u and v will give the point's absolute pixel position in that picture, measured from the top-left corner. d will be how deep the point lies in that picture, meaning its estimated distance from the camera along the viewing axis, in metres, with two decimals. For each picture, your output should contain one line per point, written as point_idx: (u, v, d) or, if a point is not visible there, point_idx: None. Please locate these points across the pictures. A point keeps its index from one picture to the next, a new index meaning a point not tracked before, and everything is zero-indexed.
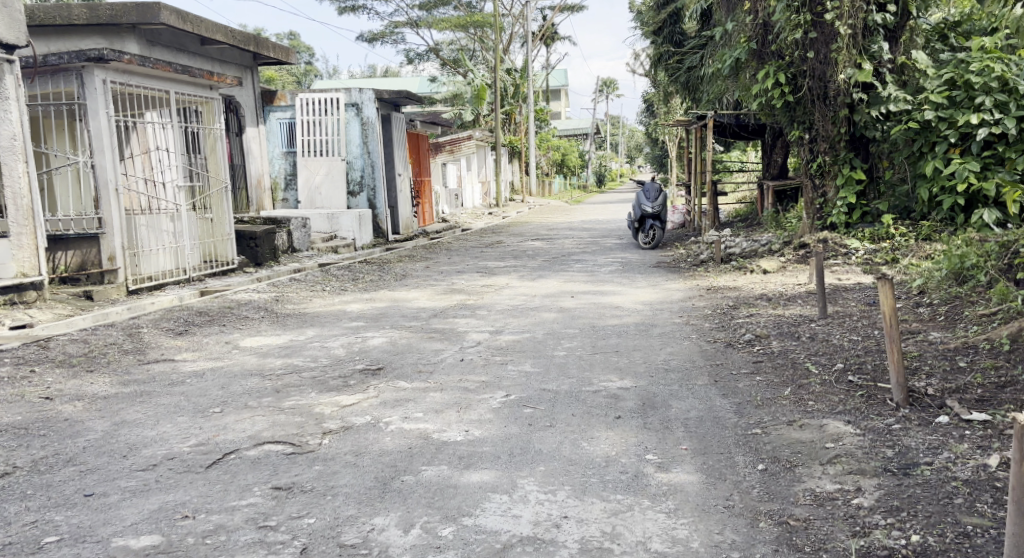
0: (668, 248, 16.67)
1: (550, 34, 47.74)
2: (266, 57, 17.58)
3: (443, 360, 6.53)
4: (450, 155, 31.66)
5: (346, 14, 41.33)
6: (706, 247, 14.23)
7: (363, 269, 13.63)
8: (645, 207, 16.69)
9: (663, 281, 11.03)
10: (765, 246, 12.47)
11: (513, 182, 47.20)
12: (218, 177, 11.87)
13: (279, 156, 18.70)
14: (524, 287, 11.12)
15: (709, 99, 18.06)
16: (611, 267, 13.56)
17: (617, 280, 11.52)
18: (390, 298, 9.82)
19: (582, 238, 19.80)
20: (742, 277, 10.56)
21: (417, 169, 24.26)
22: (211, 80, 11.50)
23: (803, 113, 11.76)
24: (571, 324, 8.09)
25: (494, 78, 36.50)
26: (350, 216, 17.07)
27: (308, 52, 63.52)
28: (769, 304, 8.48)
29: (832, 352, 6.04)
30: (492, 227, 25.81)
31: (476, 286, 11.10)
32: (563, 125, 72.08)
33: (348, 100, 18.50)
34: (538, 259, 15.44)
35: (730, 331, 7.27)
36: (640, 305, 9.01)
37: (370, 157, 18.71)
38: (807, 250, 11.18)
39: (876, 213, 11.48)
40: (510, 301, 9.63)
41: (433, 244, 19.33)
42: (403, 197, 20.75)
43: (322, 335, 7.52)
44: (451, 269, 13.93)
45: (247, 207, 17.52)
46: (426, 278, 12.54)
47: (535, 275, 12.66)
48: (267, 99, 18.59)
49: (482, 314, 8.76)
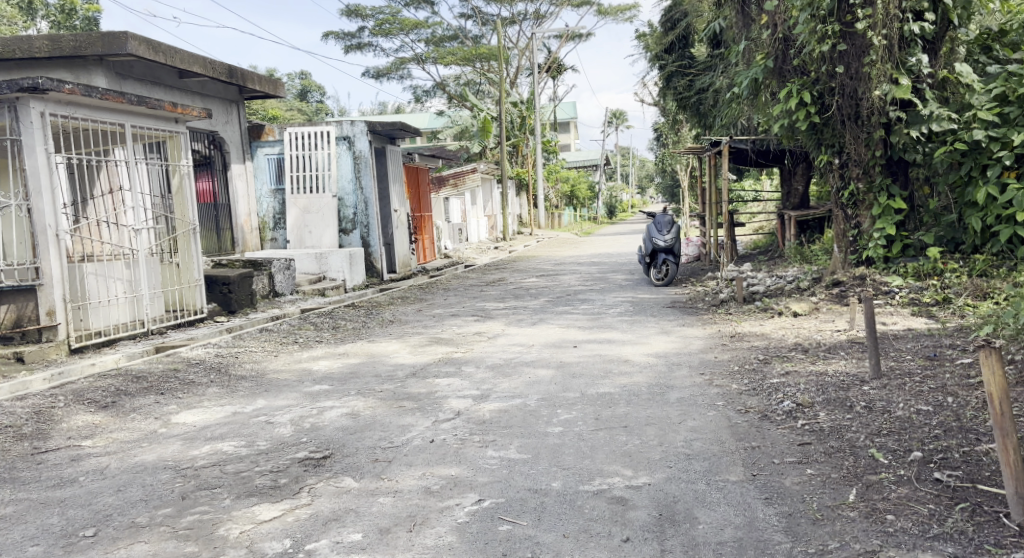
0: (684, 284, 15.41)
1: (557, 66, 46.95)
2: (252, 90, 16.46)
3: (410, 439, 5.29)
4: (454, 189, 30.57)
5: (351, 50, 40.64)
6: (725, 284, 12.98)
7: (348, 314, 12.41)
8: (657, 241, 15.41)
9: (680, 326, 9.76)
10: (792, 283, 11.20)
11: (522, 215, 46.13)
12: (185, 219, 10.61)
13: (268, 194, 17.58)
14: (523, 334, 9.89)
15: (723, 125, 16.94)
16: (622, 307, 12.30)
17: (627, 324, 10.27)
18: (368, 352, 8.60)
19: (591, 274, 18.60)
20: (772, 321, 9.29)
21: (416, 204, 23.15)
22: (174, 111, 10.14)
23: (836, 135, 10.45)
24: (572, 384, 6.85)
25: (500, 111, 35.59)
26: (341, 255, 15.90)
27: (319, 92, 63.22)
28: (805, 356, 7.23)
29: (900, 432, 4.82)
30: (496, 263, 24.64)
31: (469, 334, 9.90)
32: (572, 157, 71.21)
33: (340, 133, 17.47)
34: (542, 299, 14.24)
35: (765, 395, 6.02)
36: (653, 357, 7.78)
37: (363, 193, 17.60)
38: (845, 288, 9.88)
39: (919, 246, 10.17)
40: (504, 353, 8.39)
41: (431, 283, 18.13)
42: (401, 234, 19.59)
43: (273, 406, 6.31)
44: (446, 313, 12.71)
45: (233, 247, 16.41)
46: (417, 324, 11.36)
47: (537, 318, 11.44)
48: (254, 134, 17.26)
49: (471, 372, 7.53)
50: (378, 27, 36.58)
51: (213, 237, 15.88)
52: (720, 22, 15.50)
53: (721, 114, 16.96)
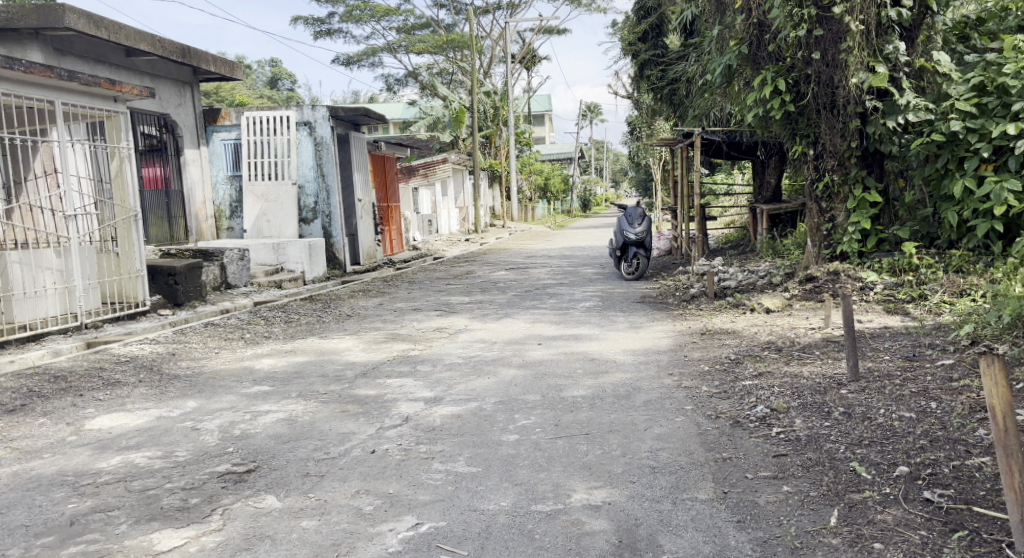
0: (654, 279, 15.01)
1: (531, 57, 46.38)
2: (206, 72, 16.40)
3: (349, 449, 4.82)
4: (424, 180, 30.02)
5: (321, 38, 39.85)
6: (696, 278, 12.58)
7: (303, 308, 11.87)
8: (627, 234, 14.99)
9: (649, 322, 9.35)
10: (765, 278, 10.83)
11: (494, 207, 45.61)
12: (125, 204, 10.31)
13: (224, 180, 17.29)
14: (485, 329, 9.42)
15: (696, 116, 16.54)
16: (591, 302, 11.88)
17: (594, 319, 9.85)
18: (318, 349, 8.12)
19: (560, 268, 18.16)
20: (742, 318, 8.91)
21: (383, 195, 22.60)
22: (111, 88, 9.75)
23: (812, 124, 9.92)
24: (532, 384, 6.40)
25: (472, 102, 35.04)
26: (300, 245, 15.35)
27: (291, 80, 62.27)
28: (778, 356, 6.83)
29: (882, 442, 4.38)
30: (465, 255, 24.13)
31: (428, 330, 9.42)
32: (546, 150, 70.74)
33: (300, 119, 17.08)
34: (509, 292, 13.77)
35: (736, 398, 5.60)
36: (619, 354, 7.35)
37: (324, 181, 17.21)
38: (819, 284, 9.45)
39: (894, 241, 9.75)
40: (463, 349, 7.93)
41: (396, 275, 17.60)
42: (365, 224, 19.03)
43: (204, 410, 5.82)
44: (407, 307, 12.20)
45: (187, 236, 16.29)
46: (375, 319, 10.86)
47: (501, 313, 10.98)
48: (210, 118, 17.04)
49: (426, 370, 7.06)
50: (348, 15, 35.84)
51: (166, 225, 15.71)
52: (694, 9, 15.07)
53: (694, 104, 16.56)
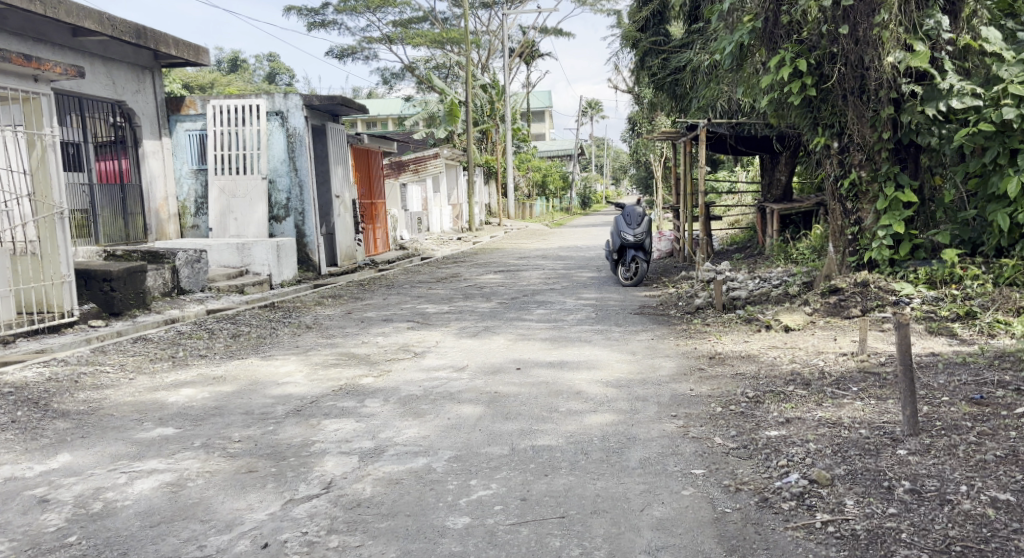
0: (654, 284, 13.72)
1: (531, 52, 45.02)
2: (169, 56, 15.32)
3: (233, 543, 3.64)
4: (414, 176, 28.74)
5: (315, 30, 38.58)
6: (702, 286, 11.29)
7: (259, 318, 10.61)
8: (625, 236, 13.72)
9: (647, 340, 8.07)
10: (780, 289, 9.53)
11: (490, 205, 44.24)
12: (49, 200, 9.09)
13: (189, 174, 16.09)
14: (457, 349, 8.12)
15: (701, 107, 15.30)
16: (582, 313, 10.58)
17: (583, 335, 8.58)
18: (253, 375, 6.87)
19: (554, 271, 16.86)
20: (754, 338, 7.62)
21: (367, 191, 21.31)
22: (30, 66, 8.65)
23: (839, 112, 8.56)
24: (498, 428, 5.12)
25: (467, 97, 33.82)
26: (266, 246, 14.06)
27: (288, 75, 60.95)
28: (808, 392, 5.51)
29: (977, 549, 3.30)
30: (456, 256, 22.79)
31: (391, 349, 8.13)
32: (546, 147, 69.31)
33: (271, 108, 15.84)
34: (493, 299, 12.47)
35: (759, 459, 4.30)
36: (610, 386, 6.07)
37: (296, 175, 15.92)
38: (845, 297, 8.09)
39: (931, 247, 8.33)
40: (423, 377, 6.66)
41: (374, 278, 16.28)
42: (344, 222, 17.66)
43: (72, 469, 4.59)
44: (377, 316, 10.92)
45: (145, 234, 15.12)
46: (337, 333, 9.57)
47: (480, 326, 9.69)
48: (173, 107, 15.86)
49: (373, 407, 5.79)
50: (342, 5, 34.54)
51: (120, 222, 14.53)
52: None
53: (699, 94, 15.29)
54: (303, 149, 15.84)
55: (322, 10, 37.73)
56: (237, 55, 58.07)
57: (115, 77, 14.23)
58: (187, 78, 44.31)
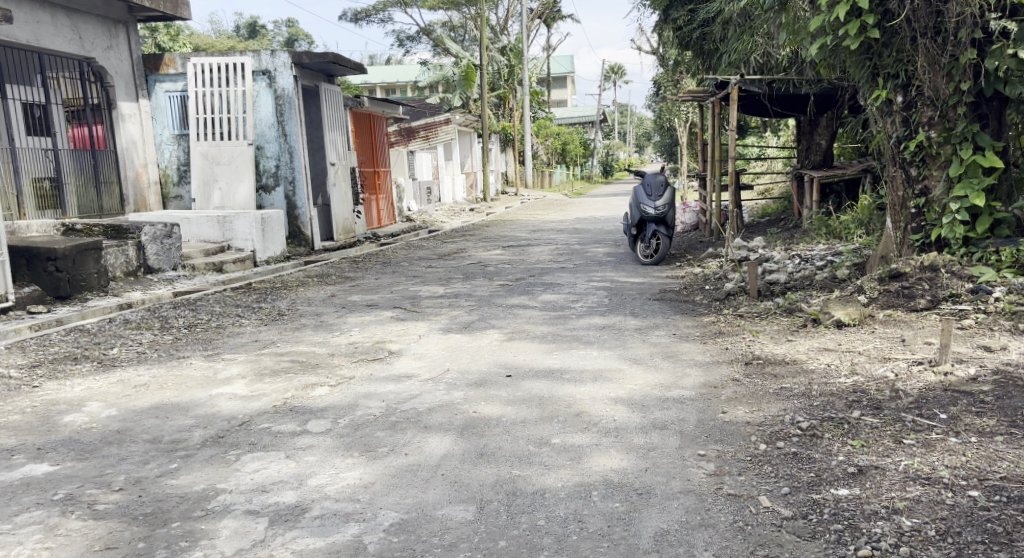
0: (677, 262, 12.37)
1: (551, 13, 43.38)
2: (144, 9, 14.00)
3: None
4: (425, 143, 27.40)
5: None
6: (730, 268, 9.97)
7: (227, 302, 9.38)
8: (645, 209, 12.34)
9: (667, 342, 6.80)
10: (826, 273, 8.33)
11: (507, 173, 42.80)
12: None
13: (170, 140, 14.79)
14: (441, 350, 6.83)
15: (732, 62, 14.15)
16: (594, 300, 9.25)
17: (591, 335, 7.25)
18: (182, 383, 5.62)
19: (568, 245, 15.57)
20: (804, 337, 6.29)
21: (371, 160, 20.08)
22: None
23: (906, 57, 7.16)
24: (468, 475, 3.85)
25: (483, 60, 32.40)
26: (250, 219, 12.77)
27: (307, 40, 59.42)
28: (881, 422, 4.14)
29: None
30: (465, 228, 21.53)
31: (362, 350, 6.85)
32: (567, 113, 67.60)
33: (258, 67, 14.53)
34: (497, 281, 11.22)
35: (827, 544, 3.15)
36: (620, 412, 4.77)
37: (287, 141, 14.65)
38: (909, 283, 6.75)
39: (1016, 222, 6.89)
40: (388, 396, 5.39)
41: (372, 254, 15.03)
42: (341, 192, 16.39)
43: None
44: (362, 301, 9.68)
45: (122, 205, 13.95)
46: (308, 324, 8.30)
47: (474, 318, 8.39)
48: (151, 65, 14.54)
49: (313, 438, 4.52)
50: None
51: (92, 191, 13.33)
52: None
53: (731, 49, 14.17)
54: (293, 112, 14.57)
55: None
56: (256, 21, 56.65)
57: (82, 30, 12.97)
58: (200, 41, 42.98)
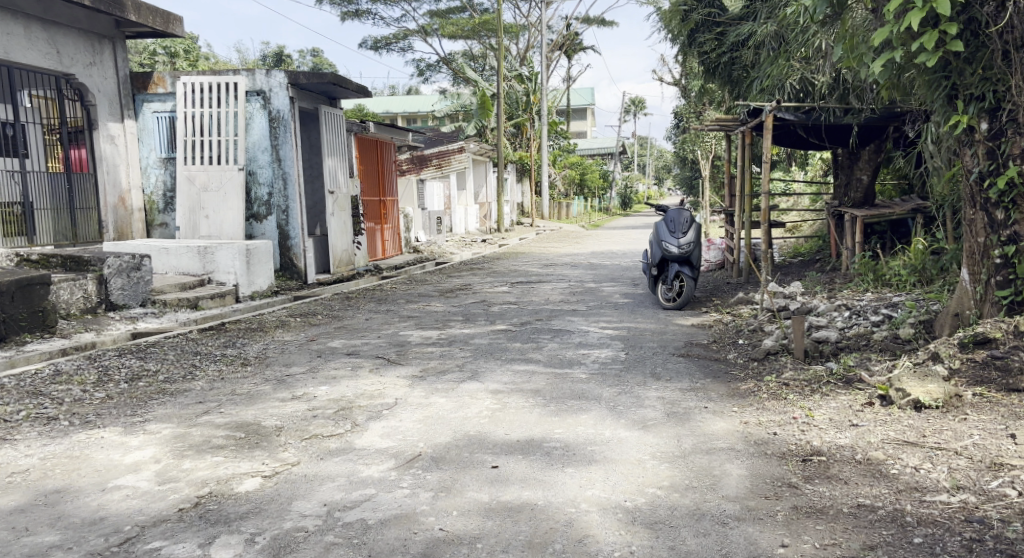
0: (703, 307, 11.05)
1: (572, 44, 42.53)
2: (134, 24, 12.90)
3: None
4: (436, 172, 26.36)
5: (348, 20, 36.57)
6: (766, 320, 8.68)
7: (188, 346, 8.12)
8: (667, 247, 11.06)
9: (697, 417, 5.51)
10: (884, 331, 7.10)
11: (523, 203, 41.61)
12: None
13: (157, 163, 13.56)
14: (418, 420, 5.53)
15: (766, 89, 12.95)
16: (608, 353, 7.93)
17: (604, 403, 5.92)
18: (77, 469, 4.36)
19: (583, 284, 14.31)
20: (875, 424, 4.96)
21: (375, 187, 18.93)
22: None
23: (995, 75, 6.10)
24: None
25: (500, 87, 31.34)
26: (233, 250, 11.56)
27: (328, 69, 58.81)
28: None
29: None
30: (474, 262, 20.32)
31: (321, 416, 5.57)
32: (585, 145, 66.66)
33: (251, 87, 13.47)
34: (500, 326, 9.97)
35: None
36: (637, 539, 3.66)
37: (281, 166, 13.55)
38: (1001, 353, 5.51)
39: None
40: (334, 496, 4.12)
41: (369, 289, 13.83)
42: (340, 222, 15.21)
43: None
44: (343, 349, 8.43)
45: (100, 234, 12.66)
46: (273, 377, 6.99)
47: (466, 373, 7.10)
48: (138, 84, 13.43)
49: None
50: None
51: (67, 218, 12.16)
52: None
53: (763, 75, 12.98)
54: (288, 135, 13.45)
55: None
56: (279, 49, 55.91)
57: (60, 45, 11.89)
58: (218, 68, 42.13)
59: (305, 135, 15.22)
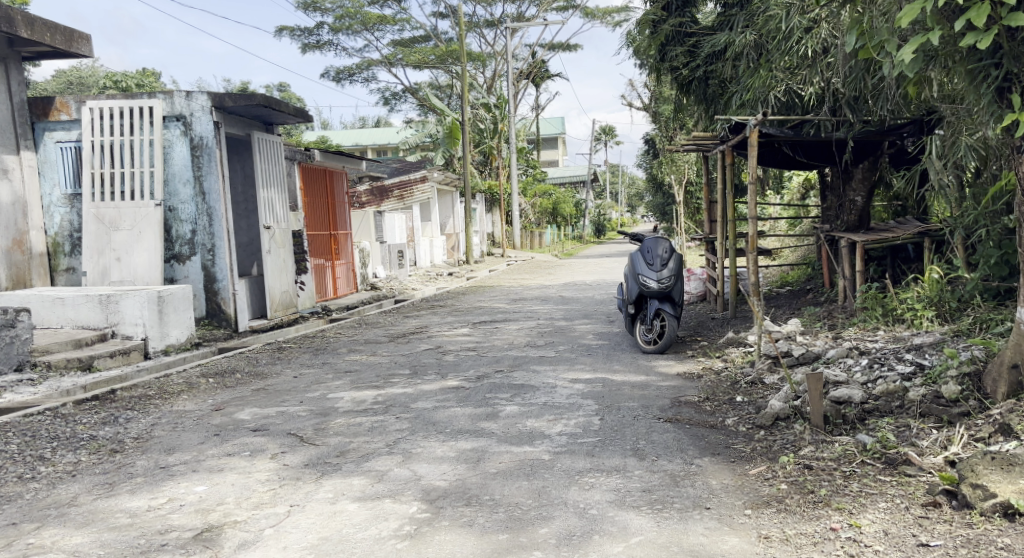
0: (688, 351, 9.56)
1: (540, 71, 41.35)
2: (31, 44, 11.36)
3: None
4: (398, 203, 24.86)
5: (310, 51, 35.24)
6: (767, 373, 7.19)
7: (53, 425, 6.54)
8: (645, 281, 9.59)
9: (693, 530, 4.00)
10: (920, 387, 5.61)
11: (494, 234, 40.13)
12: None
13: (61, 201, 11.98)
14: (308, 547, 4.01)
15: (748, 104, 11.52)
16: (580, 419, 6.38)
17: (572, 504, 4.35)
18: None
19: (553, 322, 12.78)
20: (956, 545, 3.66)
21: (322, 220, 17.30)
22: None
23: None
24: None
25: (465, 114, 29.90)
26: (141, 298, 9.93)
27: (294, 102, 57.43)
28: None
29: None
30: (436, 298, 18.72)
31: (172, 544, 4.04)
32: (557, 173, 65.48)
33: (171, 112, 11.92)
34: (451, 381, 8.40)
35: None
36: None
37: (205, 201, 11.97)
38: None
39: None
40: None
41: (308, 337, 12.22)
42: (279, 261, 13.58)
43: None
44: (250, 421, 6.84)
45: None
46: (142, 472, 5.36)
47: (394, 455, 5.54)
48: (38, 110, 11.86)
49: None
50: (336, 24, 31.83)
51: None
52: None
53: (742, 88, 11.52)
54: (212, 165, 11.88)
55: (315, 28, 34.57)
56: (245, 85, 54.52)
57: None
58: None
59: (238, 165, 13.64)
